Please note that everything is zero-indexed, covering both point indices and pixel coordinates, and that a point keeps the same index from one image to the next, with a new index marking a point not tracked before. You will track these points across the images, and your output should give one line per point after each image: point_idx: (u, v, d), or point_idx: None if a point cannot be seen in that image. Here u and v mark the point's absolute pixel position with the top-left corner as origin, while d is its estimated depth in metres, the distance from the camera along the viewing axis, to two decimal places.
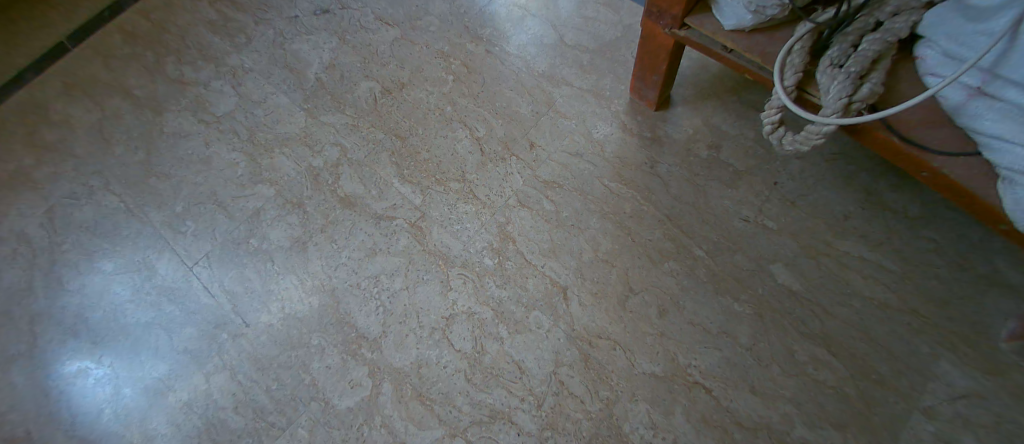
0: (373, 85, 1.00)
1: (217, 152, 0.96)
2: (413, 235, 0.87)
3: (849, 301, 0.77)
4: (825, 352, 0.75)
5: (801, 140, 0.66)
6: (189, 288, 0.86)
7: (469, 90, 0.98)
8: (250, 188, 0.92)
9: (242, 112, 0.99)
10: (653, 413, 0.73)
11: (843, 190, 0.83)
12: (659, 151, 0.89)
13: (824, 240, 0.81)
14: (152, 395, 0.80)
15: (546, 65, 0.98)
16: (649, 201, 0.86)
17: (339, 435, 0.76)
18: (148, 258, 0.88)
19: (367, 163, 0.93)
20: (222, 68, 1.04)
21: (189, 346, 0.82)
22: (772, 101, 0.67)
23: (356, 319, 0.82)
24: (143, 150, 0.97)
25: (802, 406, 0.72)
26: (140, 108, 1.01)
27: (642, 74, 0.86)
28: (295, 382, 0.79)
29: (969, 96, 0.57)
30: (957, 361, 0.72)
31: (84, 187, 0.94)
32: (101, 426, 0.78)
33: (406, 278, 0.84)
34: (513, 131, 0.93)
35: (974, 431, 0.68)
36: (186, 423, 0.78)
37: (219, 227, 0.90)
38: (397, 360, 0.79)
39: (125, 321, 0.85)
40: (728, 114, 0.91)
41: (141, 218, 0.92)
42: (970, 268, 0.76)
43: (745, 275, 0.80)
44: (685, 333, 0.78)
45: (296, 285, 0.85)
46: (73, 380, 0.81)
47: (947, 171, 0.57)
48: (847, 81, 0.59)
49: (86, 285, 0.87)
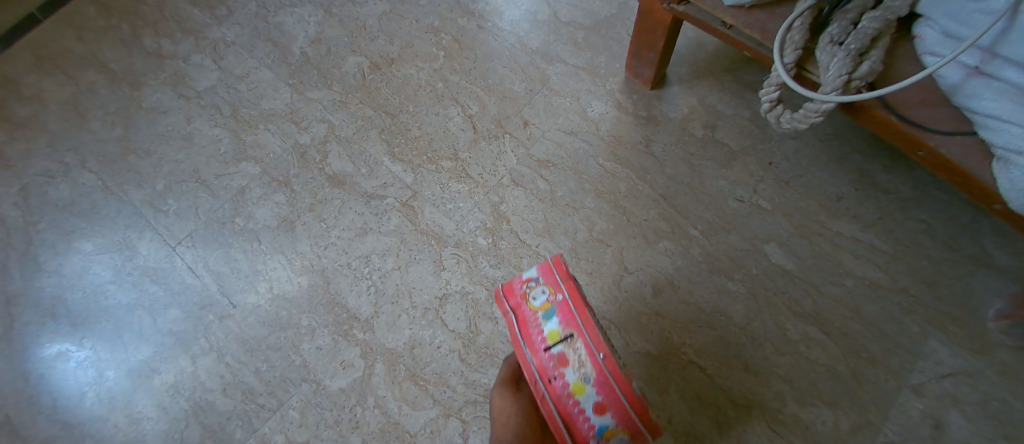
0: (361, 61, 0.96)
1: (198, 129, 0.92)
2: (405, 214, 0.85)
3: (842, 281, 0.77)
4: (818, 330, 0.75)
5: (800, 118, 0.65)
6: (172, 269, 0.83)
7: (462, 67, 0.95)
8: (235, 166, 0.89)
9: (224, 87, 0.95)
10: (647, 392, 0.74)
11: (837, 170, 0.83)
12: (654, 130, 0.88)
13: (817, 220, 0.81)
14: (137, 378, 0.78)
15: (540, 41, 0.95)
16: (644, 181, 0.85)
17: (331, 417, 0.75)
18: (128, 238, 0.85)
19: (357, 141, 0.90)
20: (202, 41, 0.99)
21: (174, 329, 0.80)
22: (772, 78, 0.65)
23: (347, 300, 0.80)
24: (120, 126, 0.93)
25: (795, 384, 0.73)
26: (117, 83, 0.96)
27: (638, 51, 0.84)
28: (285, 363, 0.77)
29: (967, 75, 0.56)
30: (945, 340, 0.73)
31: (59, 164, 0.90)
32: (83, 410, 0.77)
33: (398, 258, 0.82)
34: (506, 108, 0.91)
35: (961, 408, 0.70)
36: (173, 406, 0.76)
37: (202, 206, 0.87)
38: (390, 340, 0.78)
39: (106, 302, 0.82)
40: (724, 93, 0.89)
41: (120, 196, 0.88)
42: (960, 248, 0.77)
43: (739, 255, 0.80)
44: (680, 312, 0.78)
45: (285, 265, 0.83)
46: (53, 363, 0.79)
47: (943, 150, 0.57)
48: (848, 58, 0.58)
49: (63, 266, 0.84)
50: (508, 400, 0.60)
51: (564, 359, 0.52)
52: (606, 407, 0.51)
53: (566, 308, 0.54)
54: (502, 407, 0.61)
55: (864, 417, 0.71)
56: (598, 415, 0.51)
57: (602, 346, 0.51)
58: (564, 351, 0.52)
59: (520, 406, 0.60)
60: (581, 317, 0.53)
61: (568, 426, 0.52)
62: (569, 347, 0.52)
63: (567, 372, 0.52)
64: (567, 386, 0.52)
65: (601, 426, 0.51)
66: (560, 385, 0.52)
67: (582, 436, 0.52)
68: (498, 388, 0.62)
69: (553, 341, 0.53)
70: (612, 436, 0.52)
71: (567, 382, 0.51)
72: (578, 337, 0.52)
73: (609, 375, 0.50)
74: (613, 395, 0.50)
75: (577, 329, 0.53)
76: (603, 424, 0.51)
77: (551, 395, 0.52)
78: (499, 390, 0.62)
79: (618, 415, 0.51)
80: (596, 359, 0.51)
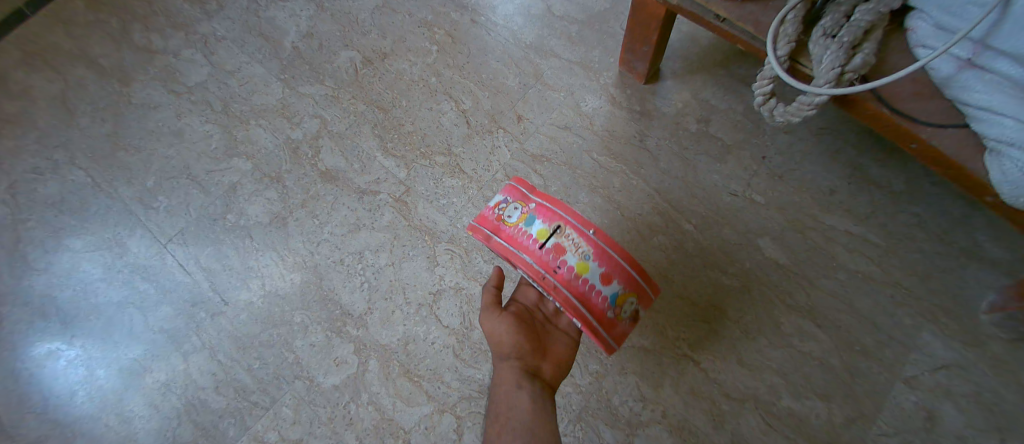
0: (353, 55, 0.95)
1: (189, 124, 0.91)
2: (398, 210, 0.84)
3: (835, 275, 0.77)
4: (811, 324, 0.76)
5: (793, 111, 0.65)
6: (163, 266, 0.83)
7: (455, 61, 0.94)
8: (226, 162, 0.88)
9: (215, 82, 0.94)
10: (642, 386, 0.74)
11: (831, 164, 0.83)
12: (648, 125, 0.88)
13: (810, 214, 0.81)
14: (128, 376, 0.77)
15: (534, 36, 0.95)
16: (638, 175, 0.85)
17: (325, 413, 0.74)
18: (118, 235, 0.85)
19: (349, 136, 0.90)
20: (192, 36, 0.98)
21: (165, 326, 0.80)
22: (765, 72, 0.65)
23: (340, 296, 0.80)
24: (110, 122, 0.92)
25: (789, 377, 0.74)
26: (106, 78, 0.95)
27: (631, 45, 0.84)
28: (278, 360, 0.77)
29: (960, 67, 0.55)
30: (938, 333, 0.73)
31: (47, 161, 0.89)
32: (74, 409, 0.76)
33: (392, 254, 0.82)
34: (500, 103, 0.91)
35: (953, 400, 0.70)
36: (164, 404, 0.76)
37: (193, 202, 0.86)
38: (384, 336, 0.78)
39: (96, 300, 0.81)
40: (718, 88, 0.89)
41: (109, 193, 0.87)
42: (952, 242, 0.77)
43: (733, 249, 0.80)
44: (674, 306, 0.78)
45: (277, 262, 0.82)
46: (43, 362, 0.78)
47: (936, 142, 0.57)
48: (841, 51, 0.58)
49: (52, 264, 0.83)
50: (496, 322, 0.60)
51: (561, 248, 0.59)
52: (610, 274, 0.59)
53: (544, 209, 0.61)
54: (494, 330, 0.60)
55: (857, 410, 0.72)
56: (607, 284, 0.59)
57: (588, 223, 0.59)
58: (559, 241, 0.59)
59: (512, 324, 0.59)
60: (560, 210, 0.60)
61: (585, 304, 0.58)
62: (562, 236, 0.59)
63: (567, 256, 0.59)
64: (572, 269, 0.59)
65: (613, 294, 0.59)
66: (566, 271, 0.59)
67: (599, 310, 0.58)
68: (484, 316, 0.61)
69: (544, 239, 0.60)
70: (623, 302, 0.59)
71: (571, 266, 0.59)
72: (566, 225, 0.60)
73: (603, 247, 0.59)
74: (612, 262, 0.59)
75: (561, 220, 0.60)
76: (613, 292, 0.59)
77: (561, 282, 0.58)
78: (486, 316, 0.61)
79: (621, 279, 0.59)
80: (589, 236, 0.59)
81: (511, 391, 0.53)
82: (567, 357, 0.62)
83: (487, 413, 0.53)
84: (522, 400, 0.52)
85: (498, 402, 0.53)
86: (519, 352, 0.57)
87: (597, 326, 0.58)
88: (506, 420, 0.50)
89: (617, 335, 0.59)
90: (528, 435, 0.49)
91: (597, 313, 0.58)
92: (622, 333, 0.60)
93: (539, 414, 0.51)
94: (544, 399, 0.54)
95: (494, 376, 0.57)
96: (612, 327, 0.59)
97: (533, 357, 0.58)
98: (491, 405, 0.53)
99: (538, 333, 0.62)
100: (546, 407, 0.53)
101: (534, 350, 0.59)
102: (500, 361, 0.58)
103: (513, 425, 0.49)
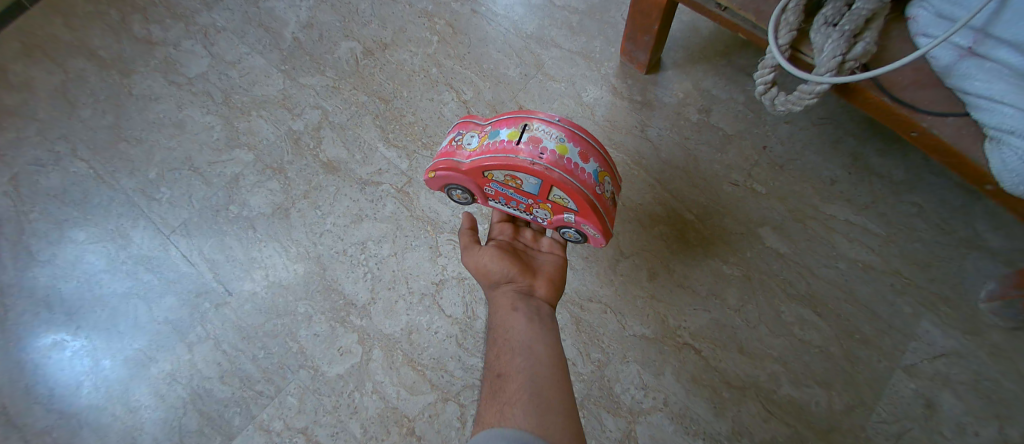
0: (354, 46, 0.95)
1: (190, 116, 0.91)
2: (400, 200, 0.85)
3: (835, 264, 0.78)
4: (812, 313, 0.76)
5: (794, 100, 0.65)
6: (167, 257, 0.83)
7: (456, 52, 0.94)
8: (228, 153, 0.88)
9: (215, 73, 0.94)
10: (644, 374, 0.75)
11: (832, 154, 0.83)
12: (649, 115, 0.88)
13: (811, 204, 0.81)
14: (134, 366, 0.78)
15: (535, 26, 0.94)
16: (640, 165, 0.85)
17: (329, 402, 0.75)
18: (122, 226, 0.85)
19: (351, 127, 0.89)
20: (191, 27, 0.97)
21: (169, 316, 0.80)
22: (766, 61, 0.65)
23: (343, 286, 0.80)
24: (111, 114, 0.92)
25: (789, 365, 0.74)
26: (106, 70, 0.95)
27: (632, 35, 0.83)
28: (282, 350, 0.78)
29: (961, 56, 0.55)
30: (938, 322, 0.74)
31: (49, 153, 0.89)
32: (80, 399, 0.76)
33: (394, 244, 0.82)
34: (501, 93, 0.91)
35: (952, 388, 0.71)
36: (170, 394, 0.76)
37: (195, 194, 0.86)
38: (387, 326, 0.78)
39: (100, 291, 0.82)
40: (720, 78, 0.88)
41: (111, 185, 0.87)
42: (952, 231, 0.77)
43: (734, 238, 0.80)
44: (675, 295, 0.78)
45: (280, 253, 0.83)
46: (48, 353, 0.79)
47: (937, 131, 0.57)
48: (842, 39, 0.57)
49: (57, 255, 0.83)
50: (480, 253, 0.62)
51: (537, 139, 0.58)
52: (588, 153, 0.59)
53: (504, 121, 0.61)
54: (479, 261, 0.61)
55: (857, 397, 0.72)
56: (588, 163, 0.59)
57: (552, 114, 0.60)
58: (532, 133, 0.58)
59: (496, 253, 0.61)
60: (521, 114, 0.61)
61: (579, 181, 0.57)
62: (533, 130, 0.59)
63: (546, 143, 0.57)
64: (556, 153, 0.57)
65: (596, 172, 0.60)
66: (550, 155, 0.57)
67: (590, 187, 0.59)
68: (467, 251, 0.63)
69: (517, 137, 0.59)
70: (604, 179, 0.61)
71: (554, 150, 0.57)
72: (530, 121, 0.59)
73: (573, 128, 0.59)
74: (585, 143, 0.59)
75: (526, 120, 0.60)
76: (596, 169, 0.60)
77: (552, 165, 0.56)
78: (468, 253, 0.63)
79: (596, 158, 0.60)
80: (557, 124, 0.59)
81: (505, 313, 0.54)
82: (559, 276, 0.63)
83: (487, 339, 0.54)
84: (517, 322, 0.53)
85: (496, 328, 0.54)
86: (510, 279, 0.59)
87: (592, 203, 0.59)
88: (505, 342, 0.51)
89: (607, 211, 0.61)
90: (528, 351, 0.49)
91: (590, 188, 0.58)
92: (609, 211, 0.62)
93: (537, 332, 0.52)
94: (541, 317, 0.55)
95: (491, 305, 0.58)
96: (602, 204, 0.60)
97: (525, 277, 0.60)
98: (489, 331, 0.55)
99: (527, 260, 0.63)
100: (542, 325, 0.54)
101: (526, 275, 0.60)
102: (494, 289, 0.59)
103: (512, 346, 0.50)
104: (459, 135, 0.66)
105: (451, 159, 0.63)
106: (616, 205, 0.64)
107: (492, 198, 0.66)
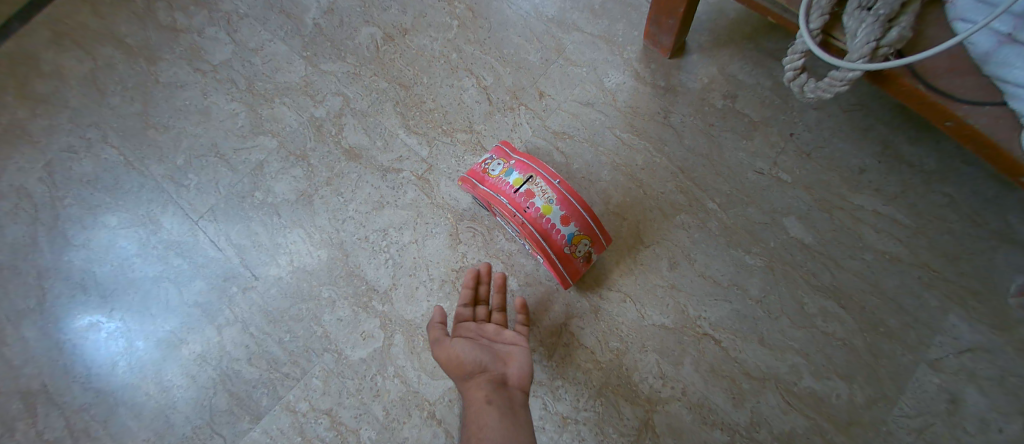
0: (374, 32, 0.95)
1: (215, 103, 0.93)
2: (421, 187, 0.85)
3: (861, 256, 0.76)
4: (835, 304, 0.75)
5: (824, 87, 0.63)
6: (196, 242, 0.85)
7: (476, 37, 0.93)
8: (252, 140, 0.90)
9: (238, 60, 0.95)
10: (662, 364, 0.75)
11: (861, 142, 0.80)
12: (673, 101, 0.86)
13: (839, 194, 0.79)
14: (166, 347, 0.81)
15: (556, 9, 0.92)
16: (662, 153, 0.84)
17: (353, 385, 0.77)
18: (152, 212, 0.87)
19: (372, 113, 0.90)
20: (215, 13, 0.98)
21: (199, 300, 0.83)
22: (796, 46, 0.63)
23: (365, 272, 0.82)
24: (139, 102, 0.94)
25: (811, 357, 0.74)
26: (133, 57, 0.96)
27: (656, 19, 0.81)
28: (307, 333, 0.80)
29: (1000, 43, 0.53)
30: (966, 316, 0.72)
31: (81, 139, 0.92)
32: (117, 377, 0.80)
33: (415, 231, 0.83)
34: (521, 79, 0.90)
35: (977, 383, 0.70)
36: (201, 374, 0.79)
37: (222, 180, 0.88)
38: (408, 312, 0.80)
39: (133, 275, 0.85)
40: (746, 62, 0.86)
41: (141, 171, 0.90)
42: (984, 223, 0.75)
43: (758, 228, 0.79)
44: (695, 285, 0.78)
45: (304, 238, 0.84)
46: (86, 334, 0.82)
47: (972, 120, 0.54)
48: (876, 24, 0.55)
49: (91, 239, 0.86)
50: (453, 342, 0.64)
51: (531, 193, 0.70)
52: (569, 217, 0.69)
53: (521, 163, 0.72)
54: (452, 350, 0.64)
55: (880, 392, 0.71)
56: (566, 226, 0.69)
57: (556, 174, 0.71)
58: (530, 188, 0.70)
59: (469, 344, 0.64)
60: (536, 165, 0.72)
61: (548, 239, 0.69)
62: (533, 184, 0.70)
63: (536, 200, 0.70)
64: (539, 211, 0.69)
65: (570, 235, 0.70)
66: (533, 211, 0.69)
67: (558, 246, 0.70)
68: (440, 344, 0.65)
69: (519, 185, 0.71)
70: (578, 242, 0.71)
71: (538, 208, 0.69)
72: (536, 175, 0.71)
73: (565, 193, 0.70)
74: (572, 207, 0.69)
75: (534, 172, 0.71)
76: (571, 233, 0.70)
77: (529, 221, 0.69)
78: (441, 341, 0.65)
79: (578, 222, 0.70)
80: (554, 185, 0.70)
81: (480, 410, 0.57)
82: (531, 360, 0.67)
83: (461, 436, 0.57)
84: (493, 421, 0.56)
85: (470, 424, 0.57)
86: (484, 369, 0.61)
87: (554, 259, 0.71)
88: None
89: (570, 267, 0.72)
90: None
91: (556, 248, 0.70)
92: (574, 267, 0.72)
93: (509, 430, 0.56)
94: (512, 411, 0.58)
95: (466, 400, 0.59)
96: (566, 260, 0.71)
97: (497, 364, 0.63)
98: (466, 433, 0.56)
99: (498, 348, 0.65)
100: (514, 420, 0.57)
101: (497, 362, 0.63)
102: (463, 380, 0.61)
103: None
104: (490, 158, 0.75)
105: (472, 175, 0.75)
106: (586, 263, 0.73)
107: (499, 215, 0.76)
